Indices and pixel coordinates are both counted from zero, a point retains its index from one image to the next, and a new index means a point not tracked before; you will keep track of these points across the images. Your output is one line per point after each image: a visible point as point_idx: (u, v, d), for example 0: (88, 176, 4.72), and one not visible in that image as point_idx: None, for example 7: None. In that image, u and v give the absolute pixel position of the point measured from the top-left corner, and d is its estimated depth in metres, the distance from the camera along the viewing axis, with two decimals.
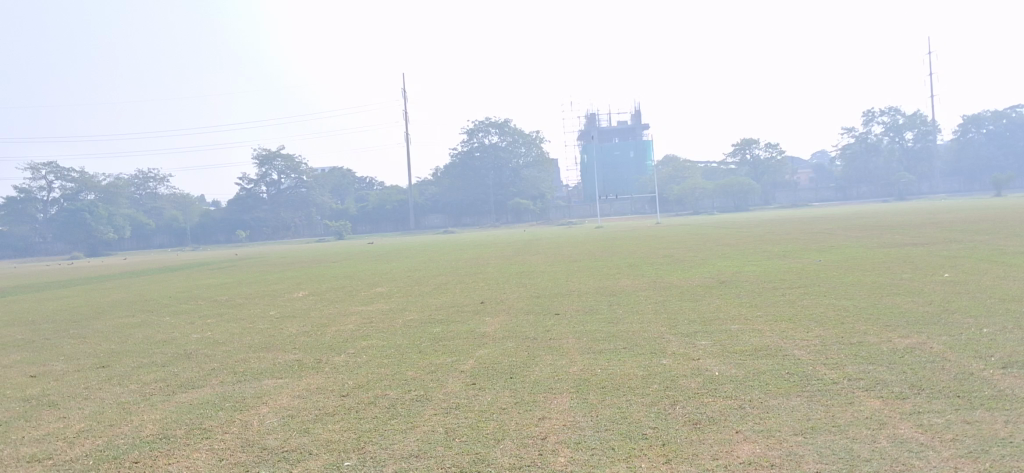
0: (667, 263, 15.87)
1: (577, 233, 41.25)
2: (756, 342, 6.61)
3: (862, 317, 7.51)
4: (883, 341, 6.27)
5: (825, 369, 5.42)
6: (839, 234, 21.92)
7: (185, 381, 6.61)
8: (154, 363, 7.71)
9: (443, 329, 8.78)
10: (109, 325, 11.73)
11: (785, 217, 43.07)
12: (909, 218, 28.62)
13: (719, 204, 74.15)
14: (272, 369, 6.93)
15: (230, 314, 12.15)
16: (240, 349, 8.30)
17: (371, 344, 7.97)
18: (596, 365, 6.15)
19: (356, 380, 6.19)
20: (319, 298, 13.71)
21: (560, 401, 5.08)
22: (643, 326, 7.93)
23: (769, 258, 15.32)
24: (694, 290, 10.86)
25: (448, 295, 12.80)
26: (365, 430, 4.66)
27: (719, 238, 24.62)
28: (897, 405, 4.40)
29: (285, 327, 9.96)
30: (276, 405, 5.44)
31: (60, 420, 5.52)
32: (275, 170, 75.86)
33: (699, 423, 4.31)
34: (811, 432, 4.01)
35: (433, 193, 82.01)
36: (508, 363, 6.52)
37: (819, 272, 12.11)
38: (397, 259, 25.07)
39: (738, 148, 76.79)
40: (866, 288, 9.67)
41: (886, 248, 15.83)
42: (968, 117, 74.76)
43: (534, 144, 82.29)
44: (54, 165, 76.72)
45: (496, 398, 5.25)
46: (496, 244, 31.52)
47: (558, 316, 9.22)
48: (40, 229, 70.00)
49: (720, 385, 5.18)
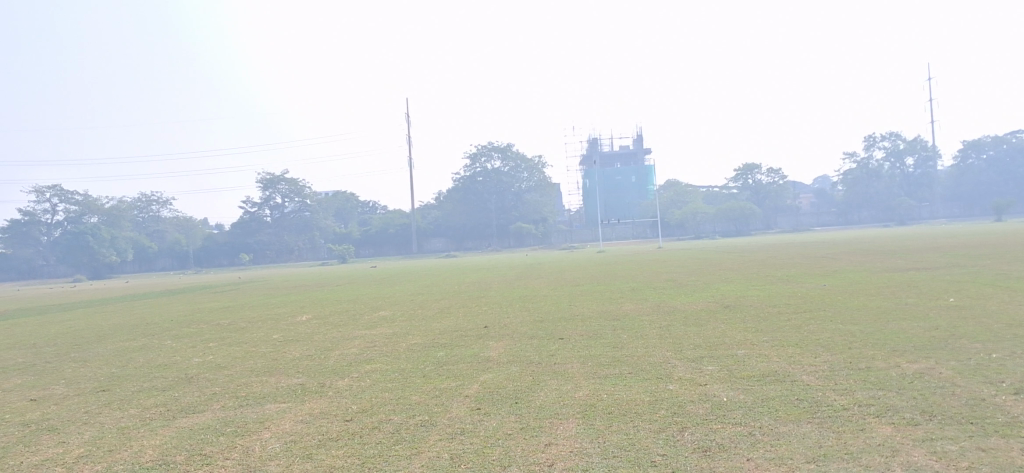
0: (670, 287, 15.77)
1: (578, 257, 41.10)
2: (762, 367, 6.55)
3: (869, 342, 7.44)
4: (891, 366, 6.22)
5: (834, 394, 5.36)
6: (841, 259, 21.73)
7: (186, 406, 6.55)
8: (155, 388, 7.66)
9: (447, 353, 8.72)
10: (110, 348, 11.67)
11: (787, 241, 42.78)
12: (910, 243, 28.44)
13: (721, 229, 74.16)
14: (275, 393, 6.89)
15: (232, 337, 12.09)
16: (242, 373, 8.25)
17: (374, 369, 7.92)
18: (602, 389, 6.09)
19: (360, 404, 6.12)
20: (322, 322, 13.65)
21: (565, 426, 5.01)
22: (648, 350, 7.88)
23: (773, 283, 15.21)
24: (698, 315, 10.79)
25: (451, 319, 12.74)
26: (368, 456, 4.60)
27: (720, 262, 24.47)
28: (910, 431, 4.33)
29: (287, 351, 9.89)
30: (279, 430, 5.38)
31: (60, 445, 5.48)
32: (279, 193, 75.91)
33: (709, 450, 4.24)
34: (822, 460, 3.96)
35: (436, 217, 82.00)
36: (513, 387, 6.47)
37: (823, 296, 12.02)
38: (398, 283, 25.00)
39: (740, 173, 76.77)
40: (871, 314, 9.58)
41: (889, 273, 15.71)
42: (969, 142, 74.76)
43: (536, 169, 82.38)
44: (59, 188, 76.94)
45: (502, 423, 5.19)
46: (497, 269, 31.41)
47: (561, 340, 9.15)
48: (44, 251, 70.11)
49: (729, 411, 5.12)
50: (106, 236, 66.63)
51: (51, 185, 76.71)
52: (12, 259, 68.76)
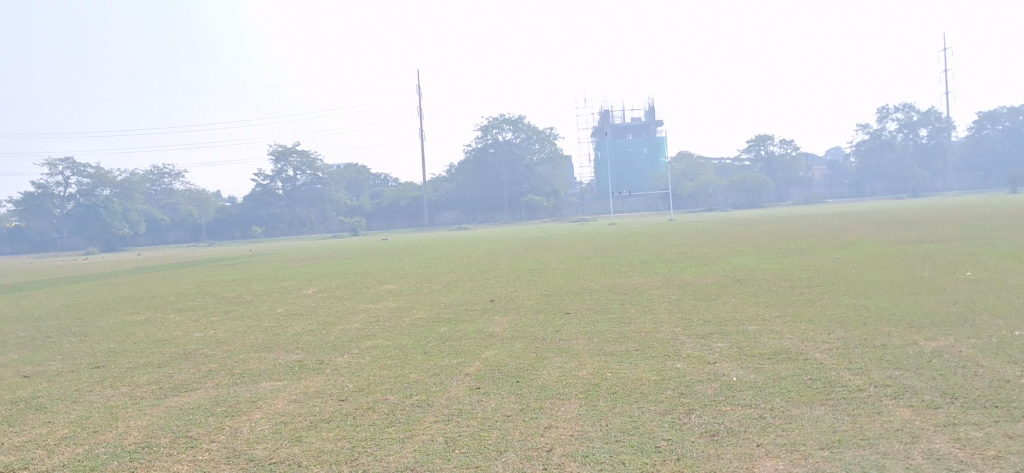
0: (681, 260, 15.54)
1: (589, 229, 41.20)
2: (774, 345, 6.29)
3: (884, 317, 7.22)
4: (910, 343, 5.95)
5: (848, 374, 5.11)
6: (855, 230, 21.72)
7: (179, 384, 6.37)
8: (151, 364, 7.47)
9: (450, 328, 8.52)
10: (112, 322, 11.51)
11: (800, 213, 42.32)
12: (925, 215, 27.98)
13: (733, 200, 73.85)
14: (270, 371, 6.67)
15: (237, 311, 11.93)
16: (241, 348, 8.05)
17: (375, 344, 7.74)
18: (606, 368, 5.85)
19: (357, 383, 5.91)
20: (328, 295, 13.49)
21: (568, 407, 4.78)
22: (656, 326, 7.65)
23: (787, 255, 14.94)
24: (708, 289, 10.56)
25: (456, 293, 12.54)
26: (360, 439, 4.39)
27: (732, 235, 24.09)
28: (930, 415, 4.09)
29: (288, 326, 9.71)
30: (270, 411, 5.18)
31: (44, 425, 5.29)
32: (290, 166, 76.03)
33: (717, 435, 4.01)
34: (837, 446, 3.72)
35: (448, 190, 81.70)
36: (515, 365, 6.25)
37: (836, 269, 11.79)
38: (410, 256, 24.71)
39: (752, 144, 76.06)
40: (886, 287, 9.32)
41: (904, 245, 15.44)
42: (984, 113, 74.03)
43: (548, 140, 81.79)
44: (70, 160, 77.08)
45: (501, 404, 4.96)
46: (508, 241, 31.17)
47: (568, 315, 8.95)
48: (57, 224, 70.39)
49: (739, 391, 4.87)
50: (117, 209, 66.71)
51: (62, 158, 76.76)
52: (25, 232, 68.98)
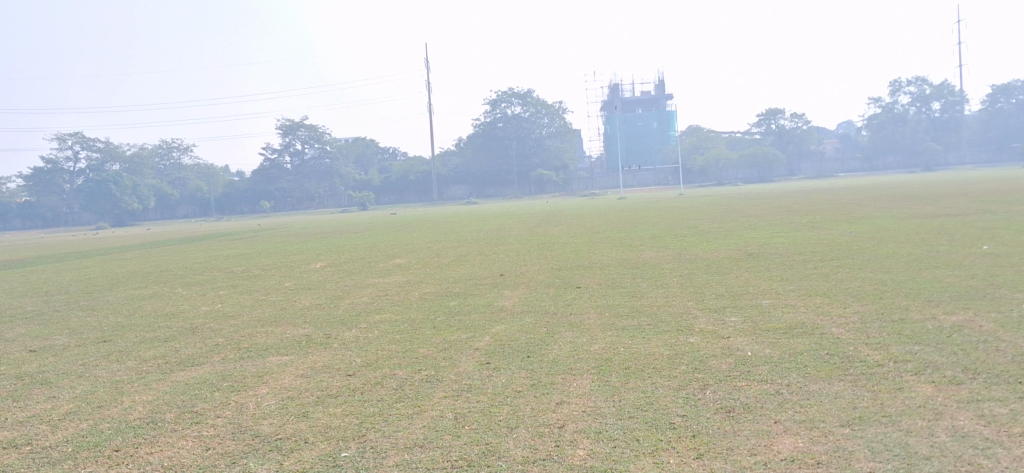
0: (692, 234, 15.43)
1: (600, 203, 40.99)
2: (789, 319, 6.19)
3: (901, 291, 7.11)
4: (928, 318, 5.83)
5: (868, 349, 5.00)
6: (869, 204, 21.52)
7: (186, 358, 6.30)
8: (158, 338, 7.40)
9: (459, 303, 8.45)
10: (120, 297, 11.46)
11: (814, 187, 41.90)
12: (939, 189, 27.68)
13: (744, 175, 73.57)
14: (278, 344, 6.60)
15: (244, 285, 11.87)
16: (248, 323, 7.97)
17: (384, 318, 7.66)
18: (619, 343, 5.75)
19: (364, 358, 5.82)
20: (336, 269, 13.40)
21: (580, 383, 4.69)
22: (668, 300, 7.54)
23: (799, 229, 14.82)
24: (720, 262, 10.46)
25: (466, 267, 12.45)
26: (367, 415, 4.30)
27: (745, 209, 23.83)
28: (951, 391, 3.99)
29: (296, 300, 9.65)
30: (276, 385, 5.10)
31: (49, 400, 5.21)
32: (299, 140, 75.95)
33: (733, 411, 3.91)
34: (858, 424, 3.61)
35: (457, 164, 81.45)
36: (525, 340, 6.15)
37: (849, 243, 11.67)
38: (417, 230, 24.44)
39: (763, 117, 75.59)
40: (903, 261, 9.20)
41: (919, 219, 15.27)
42: (998, 87, 73.56)
43: (557, 115, 81.45)
44: (79, 135, 77.15)
45: (511, 379, 4.88)
46: (515, 216, 30.90)
47: (579, 289, 8.86)
48: (67, 199, 70.57)
49: (754, 366, 4.77)
50: (127, 184, 66.79)
51: (72, 133, 76.79)
52: (36, 207, 69.17)
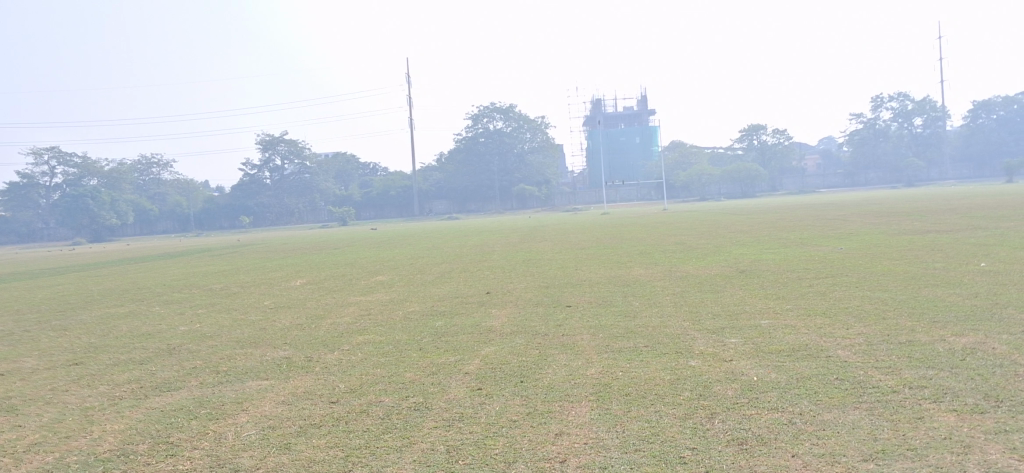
0: (680, 251, 15.26)
1: (582, 219, 40.96)
2: (792, 341, 5.95)
3: (905, 311, 6.88)
4: (937, 339, 5.63)
5: (879, 374, 4.77)
6: (856, 220, 21.50)
7: (161, 383, 5.99)
8: (132, 361, 7.08)
9: (446, 323, 8.15)
10: (94, 316, 11.10)
11: (799, 203, 41.81)
12: (924, 204, 27.69)
13: (726, 190, 73.85)
14: (258, 368, 6.31)
15: (224, 303, 11.54)
16: (227, 344, 7.67)
17: (368, 340, 7.38)
18: (616, 366, 5.50)
19: (349, 383, 5.54)
20: (318, 287, 13.08)
21: (579, 411, 4.43)
22: (663, 320, 7.30)
23: (789, 246, 14.66)
24: (713, 280, 10.27)
25: (451, 285, 12.16)
26: (354, 447, 4.03)
27: (730, 225, 23.71)
28: (976, 421, 3.76)
29: (277, 320, 9.34)
30: (256, 415, 4.79)
31: (12, 430, 4.89)
32: (279, 155, 75.61)
33: (746, 444, 3.66)
34: (883, 458, 3.37)
35: (439, 179, 81.26)
36: (517, 362, 5.89)
37: (842, 260, 11.49)
38: (400, 246, 24.16)
39: (745, 133, 75.85)
40: (901, 279, 9.01)
41: (909, 235, 15.16)
42: (978, 102, 74.29)
43: (539, 129, 81.81)
44: (57, 149, 76.47)
45: (505, 407, 4.61)
46: (500, 232, 30.61)
47: (569, 308, 8.60)
48: (43, 214, 69.77)
49: (761, 393, 4.52)
50: (105, 199, 66.35)
51: (48, 147, 76.17)
52: (12, 222, 68.35)
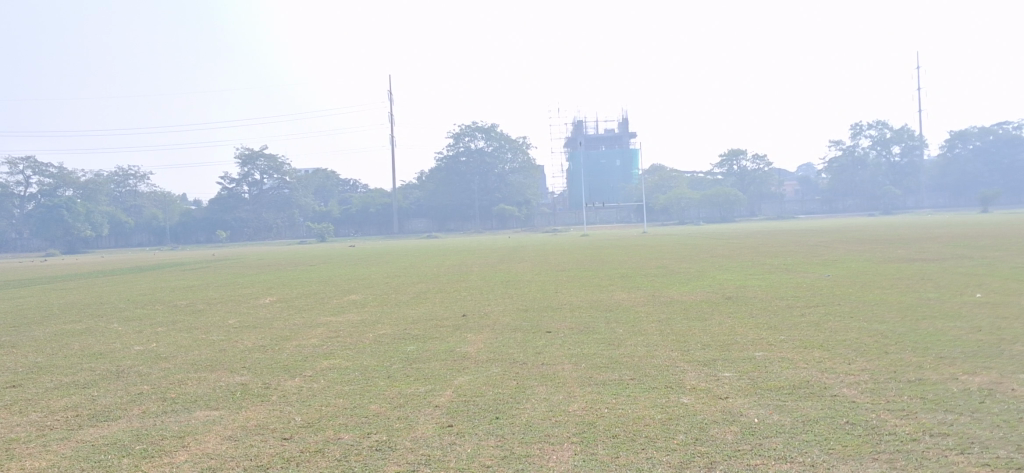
0: (661, 275, 14.73)
1: (563, 240, 40.61)
2: (791, 376, 5.48)
3: (908, 345, 6.43)
4: (947, 379, 5.18)
5: (894, 418, 4.29)
6: (836, 246, 21.29)
7: (99, 411, 5.43)
8: (75, 384, 6.50)
9: (418, 348, 7.61)
10: (49, 332, 10.48)
11: (777, 229, 41.59)
12: (903, 232, 27.47)
13: (706, 215, 73.67)
14: (208, 396, 5.77)
15: (186, 322, 10.97)
16: (181, 366, 7.14)
17: (334, 365, 6.84)
18: (601, 402, 5.00)
19: (307, 416, 5.00)
20: (287, 305, 12.56)
21: (561, 455, 3.94)
22: (649, 350, 6.83)
23: (774, 272, 14.18)
24: (699, 306, 9.79)
25: (426, 306, 11.66)
26: None
27: (710, 248, 23.42)
28: None
29: (238, 341, 8.75)
30: (197, 452, 4.27)
31: None
32: (258, 169, 74.14)
33: None
34: None
35: (419, 198, 80.36)
36: (492, 395, 5.39)
37: (831, 288, 11.05)
38: (376, 264, 23.63)
39: (726, 158, 75.45)
40: (896, 309, 8.57)
41: (896, 263, 14.78)
42: (956, 132, 74.34)
43: (520, 150, 80.99)
44: (32, 160, 75.17)
45: (478, 448, 4.11)
46: (477, 251, 30.46)
47: (549, 334, 8.08)
48: (16, 225, 68.37)
49: (765, 438, 4.04)
50: (80, 210, 65.10)
51: (24, 158, 74.92)
52: None
